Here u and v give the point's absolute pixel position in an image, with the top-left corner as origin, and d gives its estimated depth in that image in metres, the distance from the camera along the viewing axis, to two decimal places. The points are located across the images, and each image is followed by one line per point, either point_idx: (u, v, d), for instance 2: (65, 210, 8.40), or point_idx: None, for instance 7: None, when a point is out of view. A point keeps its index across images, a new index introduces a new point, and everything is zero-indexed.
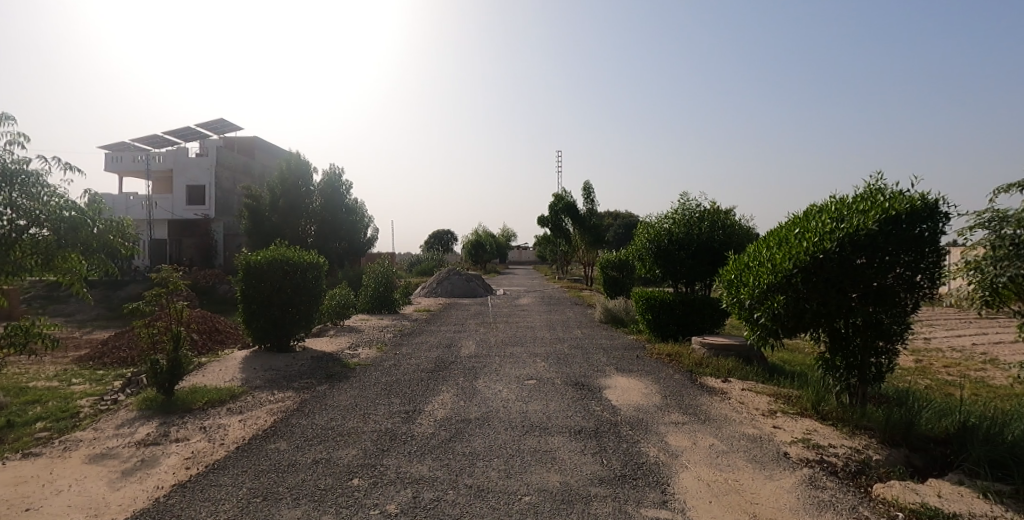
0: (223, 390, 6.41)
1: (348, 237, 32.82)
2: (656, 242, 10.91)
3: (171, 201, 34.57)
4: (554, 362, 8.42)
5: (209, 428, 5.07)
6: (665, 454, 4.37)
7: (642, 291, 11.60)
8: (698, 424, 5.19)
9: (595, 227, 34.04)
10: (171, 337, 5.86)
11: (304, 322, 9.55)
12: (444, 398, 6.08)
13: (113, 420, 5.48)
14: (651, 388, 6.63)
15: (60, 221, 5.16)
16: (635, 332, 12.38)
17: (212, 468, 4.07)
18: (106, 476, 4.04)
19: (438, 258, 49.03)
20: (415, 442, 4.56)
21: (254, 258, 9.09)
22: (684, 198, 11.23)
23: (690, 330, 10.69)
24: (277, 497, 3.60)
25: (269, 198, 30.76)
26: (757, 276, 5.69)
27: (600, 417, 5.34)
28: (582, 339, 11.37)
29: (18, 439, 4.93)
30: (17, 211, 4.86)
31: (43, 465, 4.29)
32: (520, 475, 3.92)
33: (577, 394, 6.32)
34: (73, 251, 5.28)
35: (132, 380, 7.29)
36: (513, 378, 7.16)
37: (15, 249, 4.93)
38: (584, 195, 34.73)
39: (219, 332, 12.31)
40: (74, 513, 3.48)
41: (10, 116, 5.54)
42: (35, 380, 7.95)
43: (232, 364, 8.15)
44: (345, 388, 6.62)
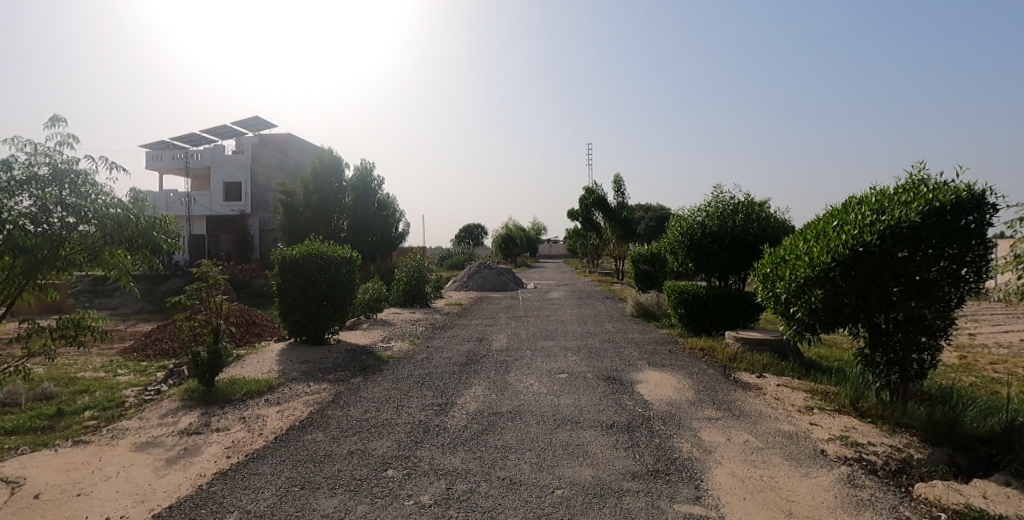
0: (261, 381, 6.55)
1: (383, 231, 32.94)
2: (689, 235, 10.74)
3: (210, 198, 35.62)
4: (586, 356, 8.37)
5: (248, 418, 5.19)
6: (699, 449, 4.28)
7: (673, 284, 11.43)
8: (732, 419, 5.09)
9: (625, 220, 33.82)
10: (211, 330, 6.02)
11: (338, 316, 9.68)
12: (476, 391, 6.10)
13: (158, 409, 5.66)
14: (684, 383, 6.55)
15: (102, 220, 4.15)
16: (667, 326, 12.23)
17: (252, 457, 4.16)
18: (153, 463, 4.19)
19: (473, 252, 50.04)
20: (447, 434, 4.59)
21: (289, 252, 9.27)
22: (717, 189, 11.01)
23: (723, 325, 10.52)
24: (314, 486, 3.71)
25: (304, 194, 31.39)
26: (793, 270, 5.54)
27: (633, 411, 5.27)
28: (613, 333, 11.29)
29: (68, 427, 5.14)
30: (64, 207, 3.96)
31: (93, 452, 4.46)
32: (552, 469, 3.92)
33: (609, 388, 6.27)
34: (7, 256, 3.71)
35: (174, 372, 7.54)
36: (545, 372, 7.16)
37: (64, 247, 4.01)
38: (615, 188, 34.44)
39: (256, 325, 12.63)
40: (123, 500, 3.68)
41: (59, 117, 4.25)
42: (84, 371, 8.32)
43: (268, 356, 8.35)
44: (378, 381, 6.69)
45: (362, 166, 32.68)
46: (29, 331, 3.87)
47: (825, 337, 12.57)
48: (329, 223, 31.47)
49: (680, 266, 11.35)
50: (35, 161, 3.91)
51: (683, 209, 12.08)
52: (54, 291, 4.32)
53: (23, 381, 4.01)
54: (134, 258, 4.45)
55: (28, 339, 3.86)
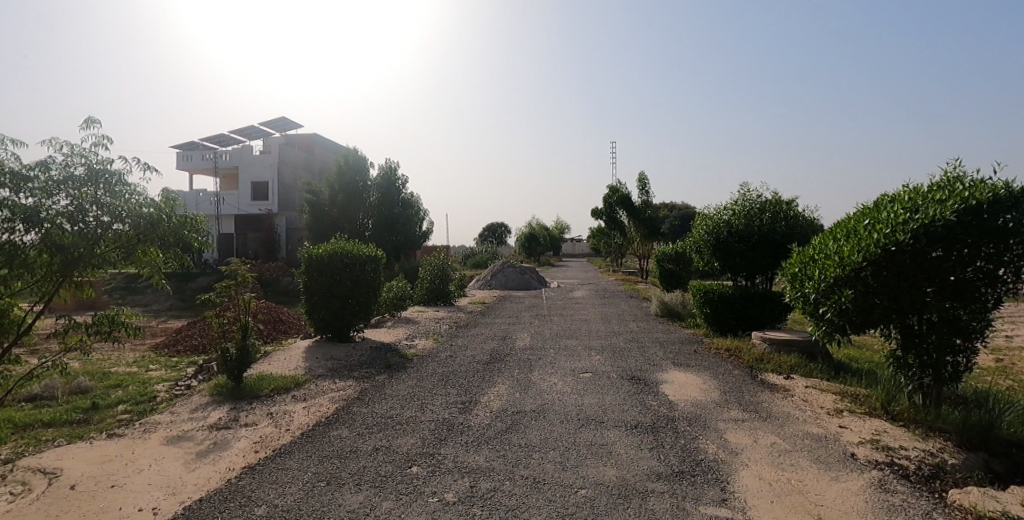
0: (288, 378, 6.65)
1: (407, 230, 33.20)
2: (715, 234, 10.62)
3: (238, 198, 36.22)
4: (610, 356, 8.32)
5: (275, 414, 5.28)
6: (725, 451, 4.22)
7: (699, 283, 11.30)
8: (759, 421, 5.02)
9: (650, 220, 33.50)
10: (239, 326, 6.12)
11: (363, 314, 9.79)
12: (499, 390, 6.11)
13: (189, 404, 5.79)
14: (710, 384, 6.47)
15: (136, 218, 4.25)
16: (691, 326, 12.10)
17: (279, 452, 4.23)
18: (184, 456, 4.28)
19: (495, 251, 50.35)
20: (471, 432, 4.60)
21: (315, 251, 9.41)
22: (744, 188, 10.85)
23: (749, 325, 10.37)
24: (340, 482, 3.76)
25: (330, 194, 31.78)
26: (822, 270, 5.43)
27: (657, 412, 5.22)
28: (637, 332, 11.20)
29: (103, 420, 5.29)
30: (99, 206, 4.06)
31: (126, 445, 4.58)
32: (576, 468, 3.91)
33: (633, 388, 6.23)
34: (44, 253, 3.83)
35: (204, 368, 7.70)
36: (569, 371, 7.13)
37: (100, 245, 4.11)
38: (639, 187, 34.19)
39: (282, 322, 12.85)
40: (155, 492, 3.77)
41: (93, 118, 4.32)
42: (116, 366, 8.56)
43: (295, 353, 8.49)
44: (403, 379, 6.74)
45: (386, 166, 33.04)
46: (66, 327, 3.97)
47: (853, 338, 12.28)
48: (354, 222, 31.82)
49: (706, 265, 11.23)
50: (71, 162, 4.02)
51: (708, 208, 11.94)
52: (90, 288, 4.41)
53: (60, 376, 4.14)
54: (166, 256, 4.60)
55: (65, 335, 3.98)
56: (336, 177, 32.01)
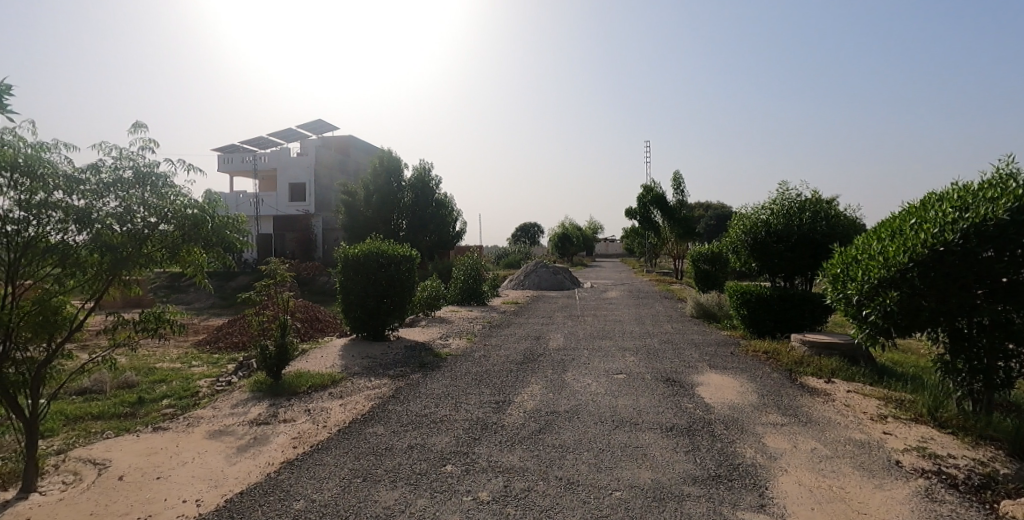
0: (325, 375, 6.77)
1: (440, 230, 33.55)
2: (752, 234, 10.42)
3: (277, 199, 37.12)
4: (644, 357, 8.25)
5: (312, 411, 5.38)
6: (763, 455, 4.13)
7: (735, 286, 11.24)
8: (799, 426, 4.90)
9: (684, 219, 33.14)
10: (278, 324, 6.26)
11: (398, 313, 9.92)
12: (533, 390, 6.10)
13: (230, 399, 5.95)
14: (747, 387, 6.35)
15: (180, 219, 4.39)
16: (727, 328, 11.92)
17: (316, 448, 4.31)
18: (225, 450, 4.40)
19: (528, 251, 50.63)
20: (505, 432, 4.61)
21: (351, 251, 9.60)
22: (783, 186, 10.62)
23: (788, 327, 10.16)
24: (376, 479, 3.80)
25: (365, 194, 32.35)
26: (865, 271, 5.24)
27: (693, 415, 5.14)
28: (672, 334, 11.07)
29: (148, 414, 5.48)
30: (146, 207, 4.23)
31: (171, 438, 4.73)
32: (611, 470, 3.88)
33: (668, 390, 6.15)
34: (96, 252, 4.02)
35: (244, 365, 7.90)
36: (602, 372, 7.08)
37: (147, 244, 4.29)
38: (673, 186, 33.84)
39: (319, 321, 13.14)
40: (198, 484, 3.89)
41: (140, 122, 4.50)
42: (161, 361, 8.91)
43: (332, 351, 8.66)
44: (437, 378, 6.81)
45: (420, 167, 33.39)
46: (115, 324, 4.13)
47: (897, 342, 11.84)
48: (388, 222, 32.21)
49: (743, 266, 11.05)
50: (119, 165, 4.19)
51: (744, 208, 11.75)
52: (137, 286, 4.58)
53: (109, 371, 4.29)
54: (209, 255, 4.73)
55: (114, 331, 4.16)
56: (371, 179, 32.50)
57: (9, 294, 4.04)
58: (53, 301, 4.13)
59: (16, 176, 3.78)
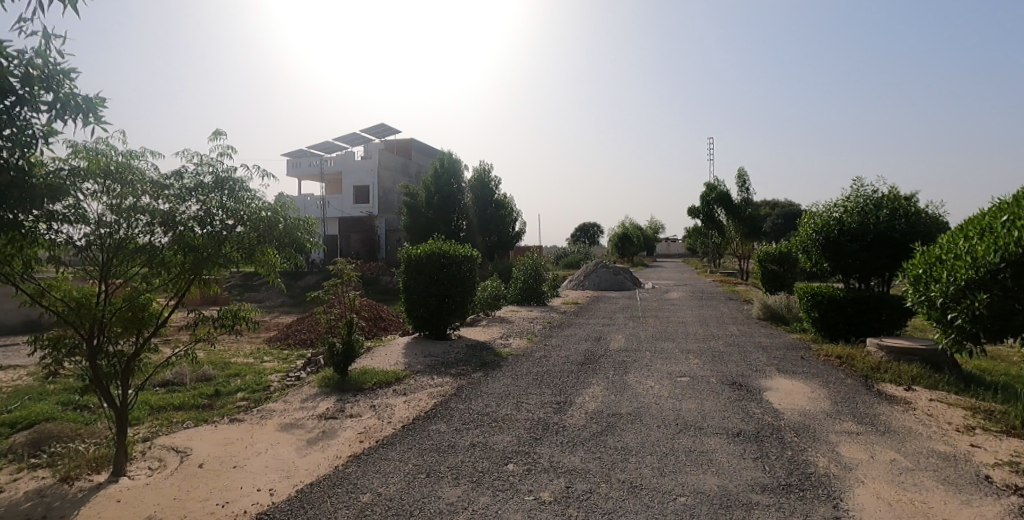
0: (389, 372, 6.97)
1: (500, 231, 34.07)
2: (824, 232, 10.02)
3: (342, 201, 38.40)
4: (709, 360, 8.06)
5: (377, 407, 5.55)
6: (837, 465, 3.96)
7: (806, 287, 10.89)
8: (876, 435, 4.66)
9: (750, 218, 32.29)
10: (345, 322, 6.48)
11: (459, 312, 10.08)
12: (595, 392, 6.06)
13: (300, 394, 6.23)
14: (819, 393, 6.10)
15: (255, 221, 4.61)
16: (798, 331, 11.52)
17: (381, 443, 4.44)
18: (296, 442, 4.60)
19: (586, 252, 50.77)
20: (567, 433, 4.61)
21: (414, 251, 9.87)
22: (857, 182, 10.18)
23: (863, 331, 9.69)
24: (439, 475, 3.88)
25: (426, 196, 32.69)
26: (950, 272, 4.96)
27: (761, 420, 4.98)
28: (737, 336, 10.76)
29: (225, 405, 5.83)
30: (224, 211, 4.48)
31: (246, 429, 5.01)
32: (674, 474, 3.81)
33: (735, 394, 5.99)
34: (180, 253, 4.33)
35: (312, 361, 8.21)
36: (665, 375, 6.97)
37: (226, 245, 4.52)
38: (738, 184, 33.01)
39: (383, 319, 13.61)
40: (271, 474, 4.08)
41: (218, 132, 4.68)
42: (235, 356, 9.48)
43: (395, 349, 8.94)
44: (498, 377, 6.88)
45: (481, 168, 33.64)
46: (197, 320, 4.39)
47: (985, 350, 10.95)
48: (449, 223, 32.58)
49: (814, 267, 10.63)
50: (201, 171, 4.44)
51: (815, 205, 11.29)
52: (215, 284, 4.87)
53: (190, 365, 4.56)
54: (282, 256, 4.93)
55: (195, 326, 4.42)
56: (432, 180, 32.82)
57: (102, 291, 4.39)
58: (139, 298, 4.46)
59: (109, 183, 4.10)
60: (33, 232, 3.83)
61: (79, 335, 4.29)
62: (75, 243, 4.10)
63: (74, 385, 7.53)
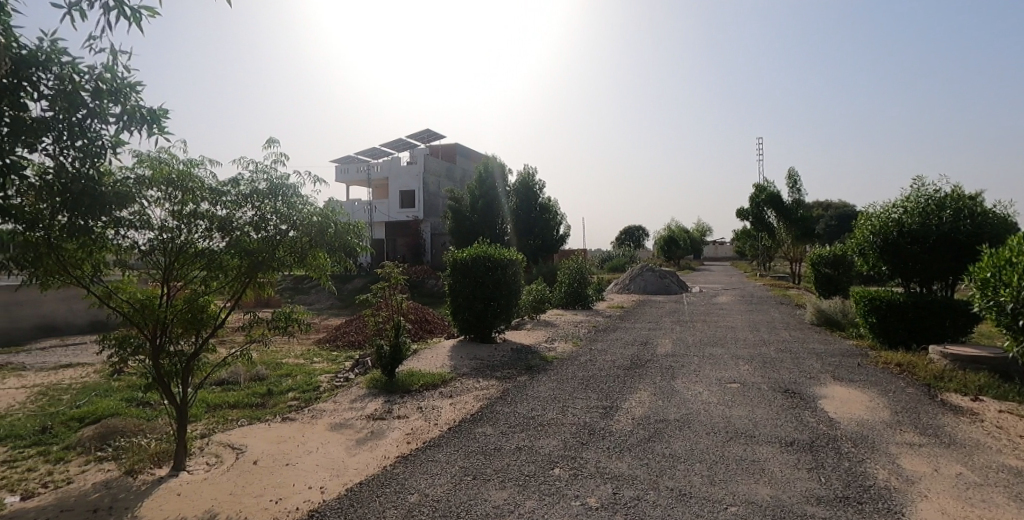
0: (436, 375, 7.08)
1: (544, 234, 33.93)
2: (883, 234, 9.74)
3: (389, 205, 39.36)
4: (761, 366, 7.87)
5: (425, 408, 5.64)
6: (898, 478, 3.80)
7: (863, 291, 10.46)
8: (940, 447, 4.45)
9: (802, 219, 31.34)
10: (393, 325, 6.62)
11: (504, 315, 10.17)
12: (641, 397, 6.00)
13: (349, 394, 6.40)
14: (878, 402, 5.87)
15: (307, 226, 4.75)
16: (854, 337, 11.14)
17: (428, 445, 4.52)
18: (346, 442, 4.73)
19: (631, 254, 50.50)
20: (614, 438, 4.58)
21: (460, 255, 10.01)
22: (918, 181, 9.83)
23: (925, 337, 9.29)
24: (485, 478, 3.91)
25: (470, 200, 33.47)
26: (1021, 275, 4.69)
27: (816, 429, 4.84)
28: (790, 342, 10.45)
29: (277, 404, 6.04)
30: (278, 216, 4.64)
31: (298, 428, 5.18)
32: (724, 483, 3.73)
33: (788, 401, 5.84)
34: (236, 256, 4.53)
35: (360, 362, 8.43)
36: (715, 381, 6.85)
37: (280, 249, 4.69)
38: (789, 184, 32.16)
39: (429, 321, 13.86)
40: (322, 472, 4.21)
41: (273, 141, 4.88)
42: (285, 356, 9.85)
43: (442, 351, 9.09)
44: (543, 381, 6.90)
45: (526, 172, 33.73)
46: (252, 322, 4.56)
47: None
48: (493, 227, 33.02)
49: (871, 270, 10.37)
50: (256, 178, 4.63)
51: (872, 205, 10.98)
52: (268, 287, 5.04)
53: (245, 365, 4.74)
54: (332, 259, 5.07)
55: (251, 327, 4.60)
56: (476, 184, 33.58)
57: (163, 294, 4.61)
58: (198, 300, 4.67)
59: (171, 190, 4.32)
60: (103, 237, 4.07)
61: (144, 335, 4.54)
62: (140, 247, 4.29)
63: (138, 382, 7.96)
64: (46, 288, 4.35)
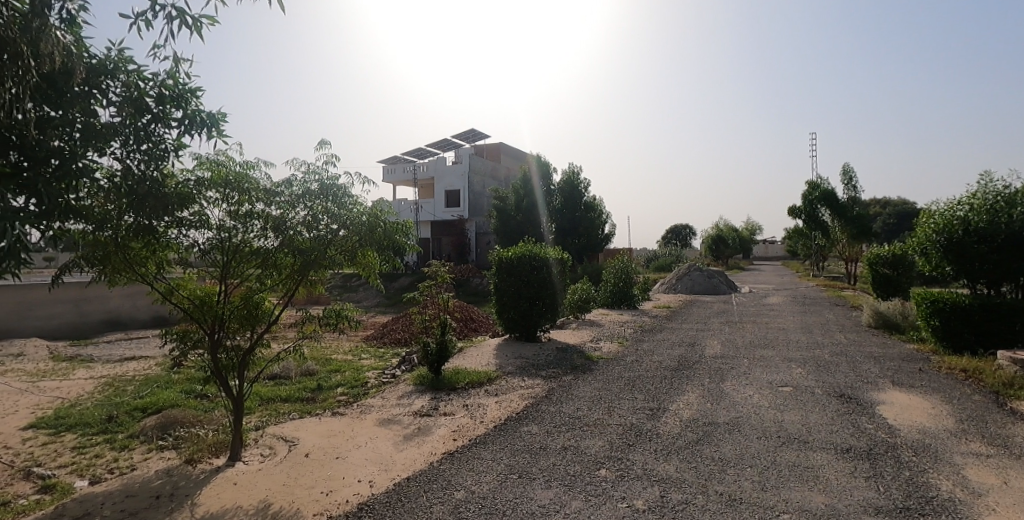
0: (481, 373, 7.16)
1: (588, 233, 33.76)
2: (947, 233, 9.33)
3: (434, 205, 39.97)
4: (814, 370, 7.64)
5: (470, 406, 5.72)
6: (963, 490, 3.64)
7: (924, 293, 10.04)
8: (1011, 459, 4.22)
9: (859, 217, 30.13)
10: (439, 323, 6.74)
11: (549, 314, 10.21)
12: (689, 399, 5.94)
13: (397, 391, 6.56)
14: (942, 410, 5.62)
15: (357, 226, 4.89)
16: (915, 340, 10.69)
17: (474, 442, 4.60)
18: (393, 437, 4.87)
19: (678, 253, 49.80)
20: (661, 440, 4.54)
21: (505, 254, 10.10)
22: (985, 177, 9.39)
23: (993, 341, 8.85)
24: (531, 476, 3.95)
25: (515, 200, 33.49)
26: None
27: (873, 437, 4.68)
28: (845, 345, 10.10)
29: (326, 399, 6.24)
30: (329, 216, 4.80)
31: (348, 422, 5.35)
32: (776, 490, 3.65)
33: (843, 407, 5.67)
34: (290, 255, 4.73)
35: (406, 359, 8.62)
36: (766, 384, 6.71)
37: (331, 248, 4.84)
38: (844, 180, 31.08)
39: (474, 320, 14.04)
40: (371, 466, 4.33)
41: (325, 143, 5.07)
42: (333, 353, 10.17)
43: (487, 350, 9.20)
44: (588, 381, 6.89)
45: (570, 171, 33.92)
46: (305, 318, 4.72)
47: None
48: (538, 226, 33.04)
49: (934, 270, 9.93)
50: (309, 179, 4.78)
51: (934, 203, 10.54)
52: (319, 285, 5.22)
53: (297, 360, 4.91)
54: (382, 258, 5.21)
55: (303, 324, 4.76)
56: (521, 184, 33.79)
57: (222, 291, 4.80)
58: (253, 297, 4.89)
59: (228, 191, 4.49)
60: (166, 236, 4.30)
61: (204, 330, 4.78)
62: (199, 246, 4.48)
63: (195, 375, 8.33)
64: (113, 285, 4.64)
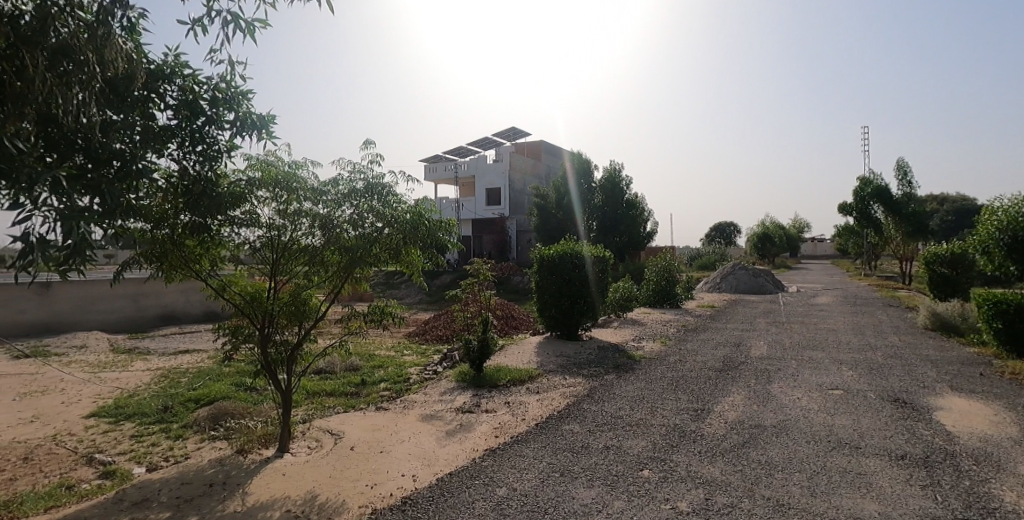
0: (523, 370, 7.22)
1: (630, 230, 33.38)
2: (1011, 231, 8.89)
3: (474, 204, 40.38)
4: (866, 373, 7.39)
5: (512, 404, 5.79)
6: None
7: (986, 293, 9.57)
8: None
9: (915, 215, 28.96)
10: (481, 320, 6.83)
11: (590, 313, 10.18)
12: (735, 400, 5.85)
13: (440, 387, 6.68)
14: (1007, 417, 5.35)
15: (401, 224, 5.01)
16: (976, 344, 10.19)
17: (516, 440, 4.66)
18: (436, 433, 4.97)
19: (722, 251, 48.85)
20: (705, 442, 4.50)
21: (546, 252, 10.14)
22: None
23: None
24: (573, 475, 3.97)
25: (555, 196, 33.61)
26: None
27: (931, 444, 4.51)
28: (901, 348, 9.72)
29: (370, 394, 6.42)
30: (375, 215, 4.94)
31: (392, 417, 5.49)
32: (825, 496, 3.57)
33: (899, 412, 5.48)
34: (336, 253, 4.88)
35: (447, 356, 8.75)
36: (815, 386, 6.53)
37: (376, 246, 4.98)
38: (897, 176, 30.01)
39: (514, 318, 14.13)
40: (415, 460, 4.44)
41: (370, 142, 5.23)
42: (374, 349, 10.41)
43: (527, 348, 9.26)
44: (631, 380, 6.86)
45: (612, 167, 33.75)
46: (350, 315, 4.87)
47: None
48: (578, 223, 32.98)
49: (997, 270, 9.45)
50: (355, 178, 4.93)
51: (997, 199, 10.04)
52: (365, 282, 5.38)
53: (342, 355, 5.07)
54: (425, 256, 5.33)
55: (349, 320, 4.91)
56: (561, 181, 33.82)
57: (272, 287, 4.99)
58: (300, 294, 5.00)
59: (278, 190, 4.65)
60: (219, 234, 4.52)
61: (255, 325, 4.97)
62: (251, 243, 4.70)
63: (244, 368, 8.64)
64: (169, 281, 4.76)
